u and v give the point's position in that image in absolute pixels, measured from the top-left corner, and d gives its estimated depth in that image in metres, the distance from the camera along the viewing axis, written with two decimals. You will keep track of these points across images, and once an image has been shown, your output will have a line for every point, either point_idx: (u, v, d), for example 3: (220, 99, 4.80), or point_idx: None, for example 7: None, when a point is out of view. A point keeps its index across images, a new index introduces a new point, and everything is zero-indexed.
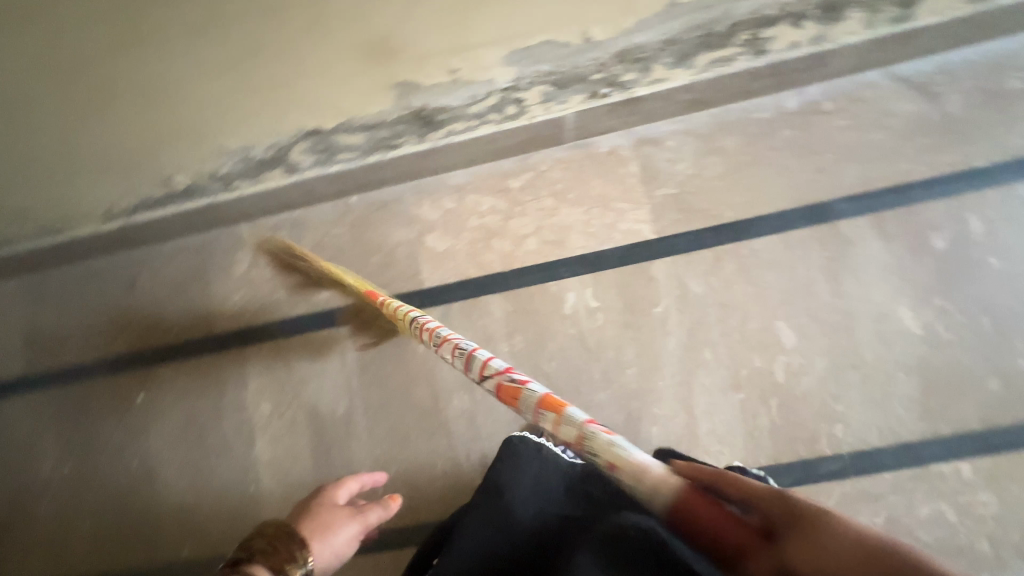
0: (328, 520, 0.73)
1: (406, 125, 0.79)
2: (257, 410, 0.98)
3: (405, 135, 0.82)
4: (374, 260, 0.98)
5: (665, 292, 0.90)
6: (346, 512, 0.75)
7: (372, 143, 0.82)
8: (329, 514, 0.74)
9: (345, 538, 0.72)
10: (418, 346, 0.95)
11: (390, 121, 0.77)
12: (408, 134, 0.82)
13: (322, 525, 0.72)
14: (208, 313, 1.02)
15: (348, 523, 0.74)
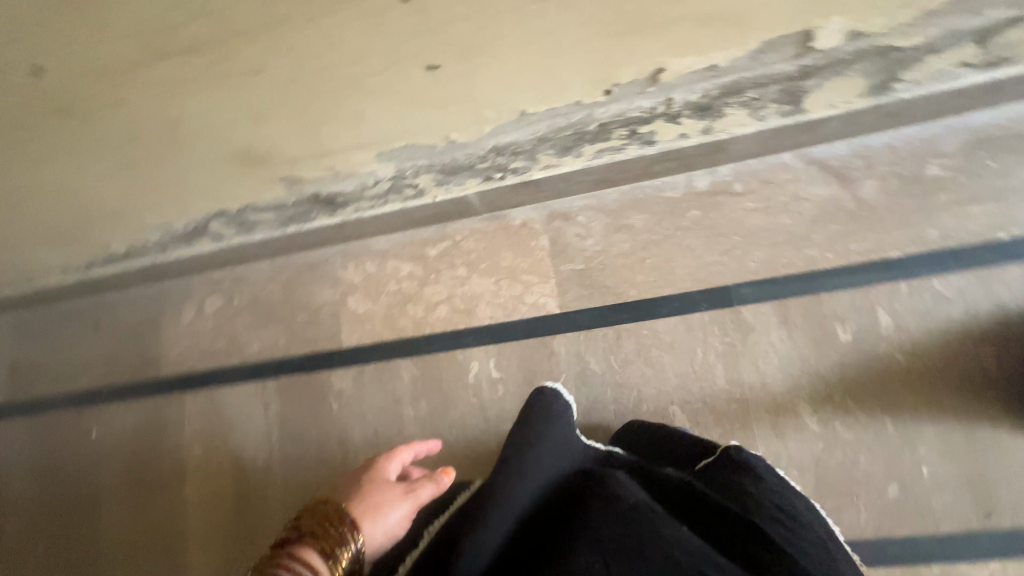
0: (379, 494, 0.69)
1: (311, 205, 0.85)
2: (189, 453, 1.05)
3: (313, 212, 0.88)
4: (302, 317, 1.05)
5: (565, 367, 0.91)
6: (395, 487, 0.71)
7: (286, 218, 0.89)
8: (377, 492, 0.70)
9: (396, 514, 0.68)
10: (333, 403, 0.99)
11: (292, 203, 0.83)
12: (317, 211, 0.88)
13: (369, 503, 0.68)
14: (158, 357, 1.11)
15: (397, 494, 0.70)
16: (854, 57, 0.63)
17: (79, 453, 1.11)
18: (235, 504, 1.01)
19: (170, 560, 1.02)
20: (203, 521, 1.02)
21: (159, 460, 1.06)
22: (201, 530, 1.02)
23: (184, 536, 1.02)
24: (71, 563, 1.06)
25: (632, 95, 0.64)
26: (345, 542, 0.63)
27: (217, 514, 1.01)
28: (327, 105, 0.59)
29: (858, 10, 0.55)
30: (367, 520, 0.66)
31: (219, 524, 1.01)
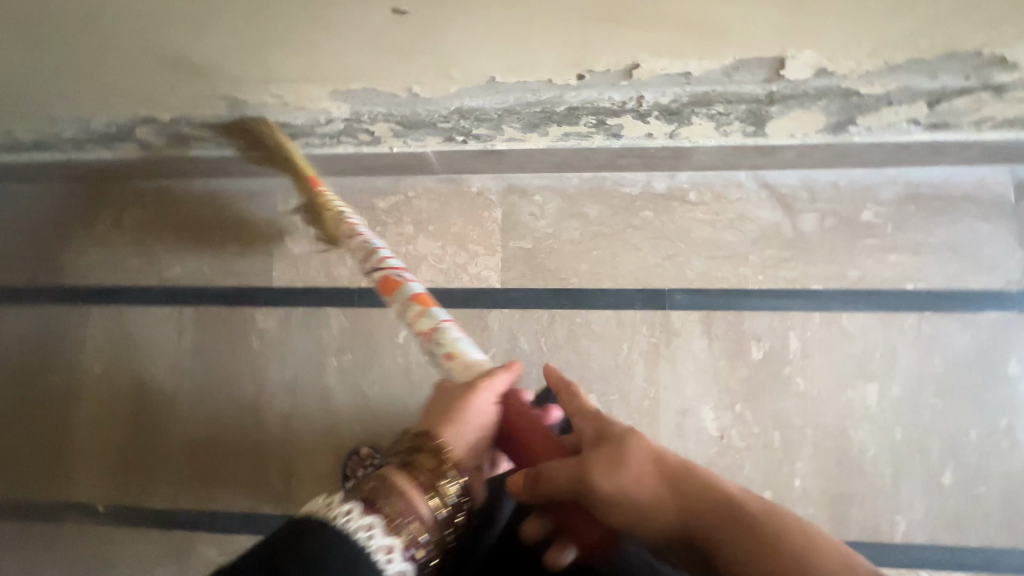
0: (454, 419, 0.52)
1: (254, 131, 0.79)
2: (87, 369, 0.98)
3: (256, 138, 0.81)
4: (232, 247, 0.99)
5: (496, 341, 0.92)
6: (462, 400, 0.53)
7: (225, 139, 0.82)
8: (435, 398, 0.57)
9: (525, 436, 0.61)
10: (253, 341, 0.96)
11: (233, 125, 0.76)
12: (260, 138, 0.82)
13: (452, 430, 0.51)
14: (62, 263, 1.01)
15: (479, 410, 0.53)
16: (819, 93, 0.65)
17: None
18: (133, 428, 0.96)
19: (54, 476, 0.97)
20: (96, 440, 0.97)
21: (52, 372, 0.99)
22: (93, 449, 0.97)
23: (74, 453, 0.97)
24: None
25: (603, 86, 0.63)
26: (425, 470, 0.48)
27: (113, 435, 0.97)
28: (276, 25, 0.55)
29: (829, 47, 0.56)
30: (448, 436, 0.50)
31: (114, 446, 0.96)
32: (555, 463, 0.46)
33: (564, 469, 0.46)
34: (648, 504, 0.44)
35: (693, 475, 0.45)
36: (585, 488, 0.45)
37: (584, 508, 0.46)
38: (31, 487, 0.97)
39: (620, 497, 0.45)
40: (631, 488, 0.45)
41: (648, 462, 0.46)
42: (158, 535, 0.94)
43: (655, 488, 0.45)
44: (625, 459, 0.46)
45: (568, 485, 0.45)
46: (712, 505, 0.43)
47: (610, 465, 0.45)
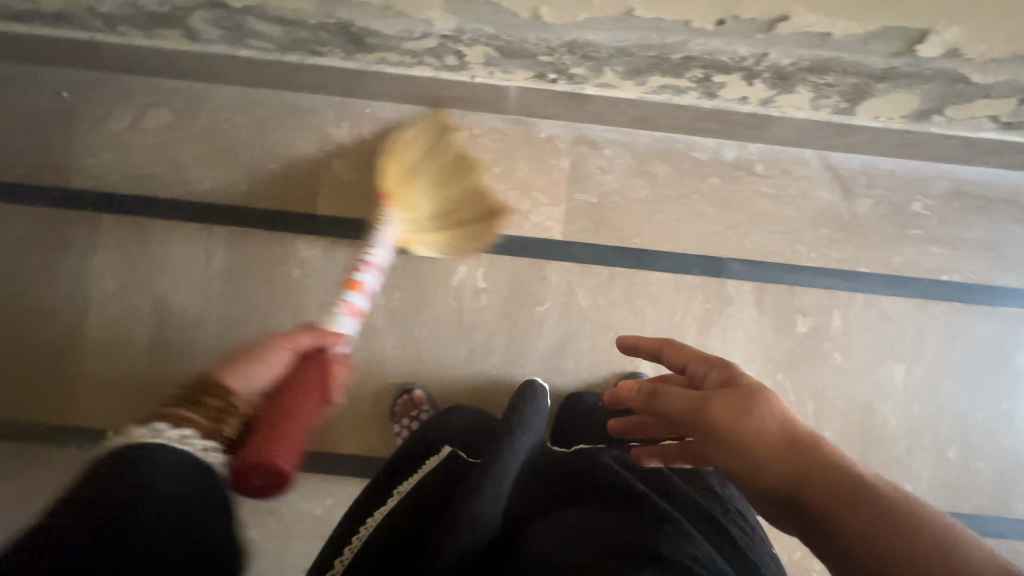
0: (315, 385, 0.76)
1: (331, 36, 0.72)
2: (99, 284, 0.89)
3: (329, 46, 0.74)
4: (272, 167, 0.90)
5: (552, 294, 0.91)
6: None
7: (291, 42, 0.74)
8: (236, 479, 0.73)
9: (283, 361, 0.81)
10: (293, 271, 0.90)
11: (310, 24, 0.69)
12: (333, 46, 0.74)
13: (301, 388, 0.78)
14: (67, 162, 0.89)
15: None
16: (932, 77, 0.66)
17: None
18: (152, 352, 0.89)
19: (59, 396, 0.89)
20: (108, 361, 0.89)
21: (56, 286, 0.89)
22: (103, 371, 0.89)
23: (82, 374, 0.89)
24: None
25: (738, 36, 0.61)
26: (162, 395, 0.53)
27: (128, 357, 0.89)
28: None
29: (976, 28, 0.56)
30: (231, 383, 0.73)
31: (128, 369, 0.89)
32: (673, 388, 0.50)
33: (678, 394, 0.49)
34: (762, 454, 0.44)
35: (815, 449, 0.43)
36: (705, 418, 0.47)
37: (698, 439, 0.47)
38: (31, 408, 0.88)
39: (738, 439, 0.45)
40: (755, 434, 0.45)
41: (775, 429, 0.45)
42: None
43: (775, 442, 0.44)
44: (751, 408, 0.46)
45: (686, 414, 0.48)
46: (820, 470, 0.42)
47: (737, 410, 0.46)
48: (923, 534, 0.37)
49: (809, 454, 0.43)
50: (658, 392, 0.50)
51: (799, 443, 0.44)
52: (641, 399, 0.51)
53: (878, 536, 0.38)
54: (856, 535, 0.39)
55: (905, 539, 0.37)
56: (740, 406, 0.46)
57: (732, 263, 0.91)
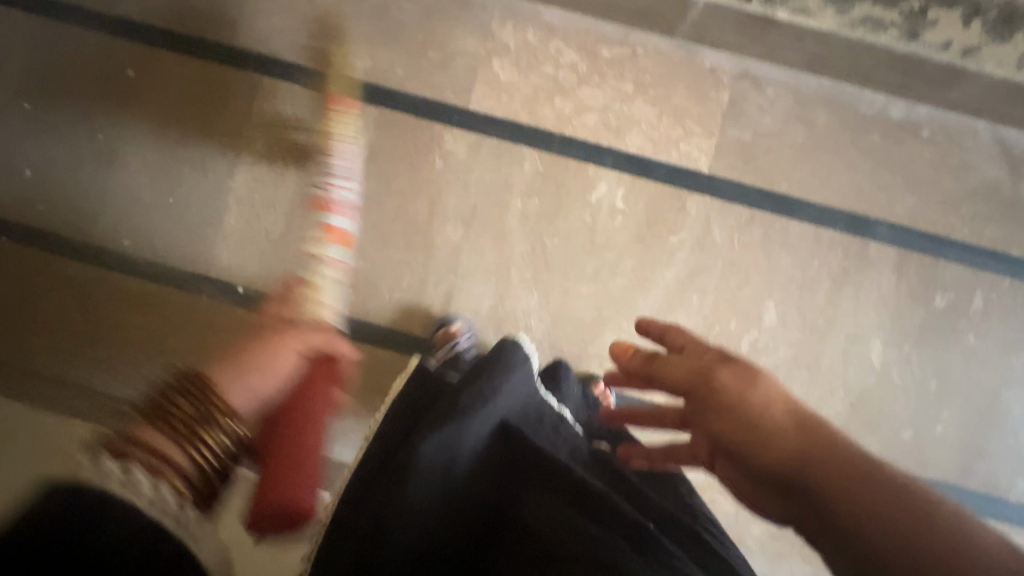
0: (243, 368, 0.68)
1: None
2: (249, 145, 0.91)
3: None
4: (430, 56, 0.90)
5: (690, 225, 0.89)
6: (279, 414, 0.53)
7: None
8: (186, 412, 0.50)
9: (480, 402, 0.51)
10: (437, 161, 0.90)
11: None
12: None
13: (230, 373, 0.67)
14: (236, 21, 0.91)
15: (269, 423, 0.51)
16: None
17: (106, 88, 0.92)
18: (288, 218, 0.90)
19: (194, 245, 0.91)
20: (245, 221, 0.91)
21: (208, 140, 0.91)
22: (239, 230, 0.91)
23: (219, 229, 0.91)
24: (69, 206, 0.92)
25: None
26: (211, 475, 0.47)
27: (266, 220, 0.91)
28: None
29: None
30: (233, 388, 0.65)
31: (263, 231, 0.91)
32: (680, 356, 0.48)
33: (685, 364, 0.48)
34: (766, 430, 0.44)
35: (824, 429, 0.43)
36: (706, 383, 0.46)
37: (698, 406, 0.47)
38: (168, 252, 0.91)
39: (737, 407, 0.45)
40: (762, 411, 0.44)
41: (782, 414, 0.44)
42: None
43: (781, 421, 0.43)
44: (756, 381, 0.46)
45: (692, 382, 0.47)
46: (813, 456, 0.41)
47: (744, 381, 0.46)
48: (924, 500, 0.38)
49: (819, 434, 0.42)
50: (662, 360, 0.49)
51: (807, 439, 0.42)
52: (640, 363, 0.50)
53: (889, 510, 0.37)
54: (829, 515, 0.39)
55: (928, 525, 0.36)
56: (742, 383, 0.45)
57: (878, 225, 0.89)
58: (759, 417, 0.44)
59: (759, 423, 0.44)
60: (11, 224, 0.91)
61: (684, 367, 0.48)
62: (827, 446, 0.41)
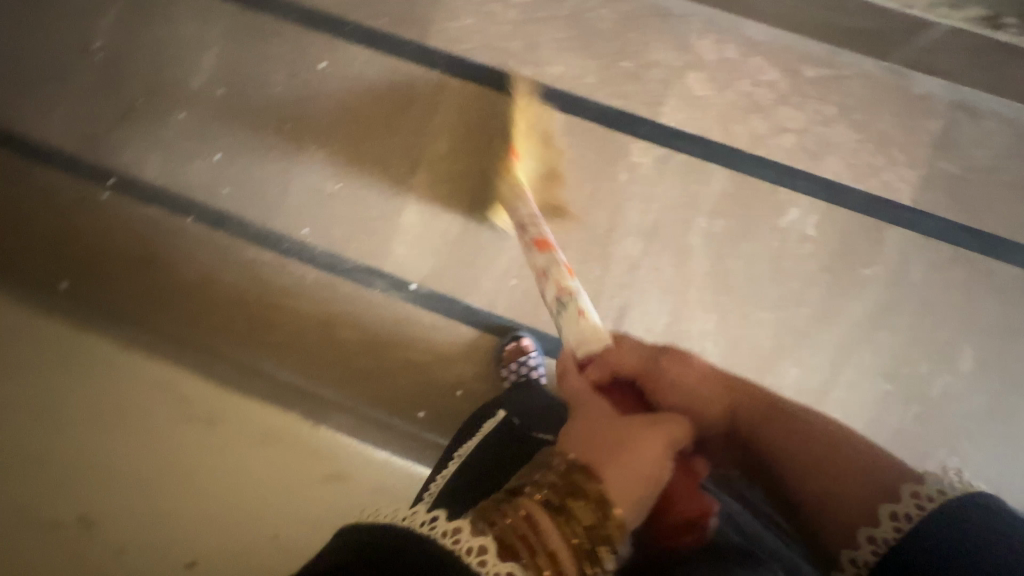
0: (615, 443, 0.46)
1: None
2: (433, 144, 0.91)
3: None
4: (623, 66, 0.88)
5: (885, 259, 0.85)
6: (635, 435, 0.46)
7: None
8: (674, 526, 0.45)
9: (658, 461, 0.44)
10: (622, 174, 0.88)
11: None
12: None
13: (580, 438, 0.48)
14: (429, 19, 0.91)
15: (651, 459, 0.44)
16: None
17: (297, 79, 0.94)
18: (466, 220, 0.91)
19: (372, 240, 0.92)
20: (423, 220, 0.91)
21: (393, 136, 0.92)
22: (417, 229, 0.91)
23: (397, 226, 0.92)
24: (253, 193, 0.95)
25: None
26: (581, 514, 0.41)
27: (444, 220, 0.91)
28: None
29: None
30: (626, 497, 0.42)
31: (440, 232, 0.91)
32: (627, 351, 0.57)
33: (632, 354, 0.56)
34: (709, 398, 0.55)
35: (756, 394, 0.56)
36: (654, 364, 0.55)
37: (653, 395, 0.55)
38: (345, 244, 0.93)
39: (688, 392, 0.55)
40: (694, 385, 0.55)
41: (705, 379, 0.56)
42: (465, 333, 0.90)
43: (716, 396, 0.56)
44: (687, 361, 0.56)
45: (640, 369, 0.55)
46: (755, 403, 0.55)
47: (680, 363, 0.56)
48: (817, 424, 0.53)
49: (734, 387, 0.56)
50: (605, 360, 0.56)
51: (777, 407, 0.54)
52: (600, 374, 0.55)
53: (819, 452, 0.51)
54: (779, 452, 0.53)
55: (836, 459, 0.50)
56: (686, 374, 0.55)
57: None
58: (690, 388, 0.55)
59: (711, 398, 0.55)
60: (199, 206, 0.95)
61: (631, 355, 0.57)
62: (757, 405, 0.55)
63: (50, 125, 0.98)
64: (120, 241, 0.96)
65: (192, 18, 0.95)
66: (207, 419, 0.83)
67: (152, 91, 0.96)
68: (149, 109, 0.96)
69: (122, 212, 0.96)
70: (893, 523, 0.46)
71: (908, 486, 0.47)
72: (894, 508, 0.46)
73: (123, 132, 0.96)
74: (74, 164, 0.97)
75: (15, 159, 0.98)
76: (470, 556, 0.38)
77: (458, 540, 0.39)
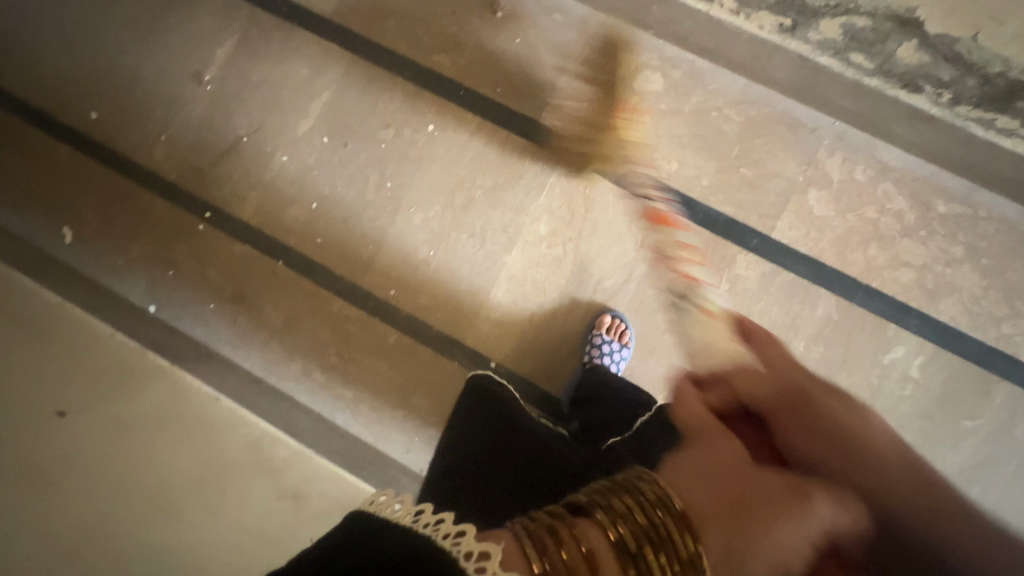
0: (732, 496, 0.37)
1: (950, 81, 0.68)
2: (533, 223, 0.90)
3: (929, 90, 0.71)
4: (742, 171, 0.85)
5: (989, 413, 0.81)
6: (773, 504, 0.37)
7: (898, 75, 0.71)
8: None
9: (794, 547, 0.35)
10: (723, 285, 0.85)
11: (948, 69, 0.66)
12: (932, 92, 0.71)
13: (693, 476, 0.39)
14: (546, 95, 0.89)
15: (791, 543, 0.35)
16: None
17: (402, 138, 0.93)
18: (556, 306, 0.89)
19: (458, 310, 0.92)
20: (511, 298, 0.90)
21: (493, 210, 0.91)
22: (503, 306, 0.91)
23: (483, 300, 0.91)
24: (344, 245, 0.95)
25: None
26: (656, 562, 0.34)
27: (532, 303, 0.90)
28: None
29: None
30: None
31: (528, 313, 0.90)
32: (747, 373, 0.48)
33: (751, 373, 0.47)
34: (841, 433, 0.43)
35: (798, 382, 0.45)
36: (783, 377, 0.46)
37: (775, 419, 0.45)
38: (428, 309, 0.93)
39: (775, 378, 0.46)
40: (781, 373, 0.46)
41: (785, 377, 0.46)
42: None
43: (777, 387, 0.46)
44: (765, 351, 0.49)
45: (762, 391, 0.46)
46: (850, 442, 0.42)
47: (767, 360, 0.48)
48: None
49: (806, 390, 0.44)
50: (725, 379, 0.49)
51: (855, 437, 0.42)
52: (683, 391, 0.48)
53: None
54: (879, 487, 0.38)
55: None
56: (779, 376, 0.46)
57: None
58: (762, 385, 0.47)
59: (763, 397, 0.46)
60: (290, 249, 0.96)
61: (763, 385, 0.47)
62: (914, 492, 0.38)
63: (155, 149, 1.00)
64: (212, 273, 0.98)
65: (306, 62, 0.95)
66: (113, 420, 0.70)
67: (258, 129, 0.96)
68: (253, 147, 0.97)
69: (215, 244, 0.98)
70: None
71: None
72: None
73: (226, 167, 0.98)
74: (175, 192, 0.99)
75: (120, 178, 1.00)
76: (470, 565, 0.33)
77: (464, 550, 0.34)
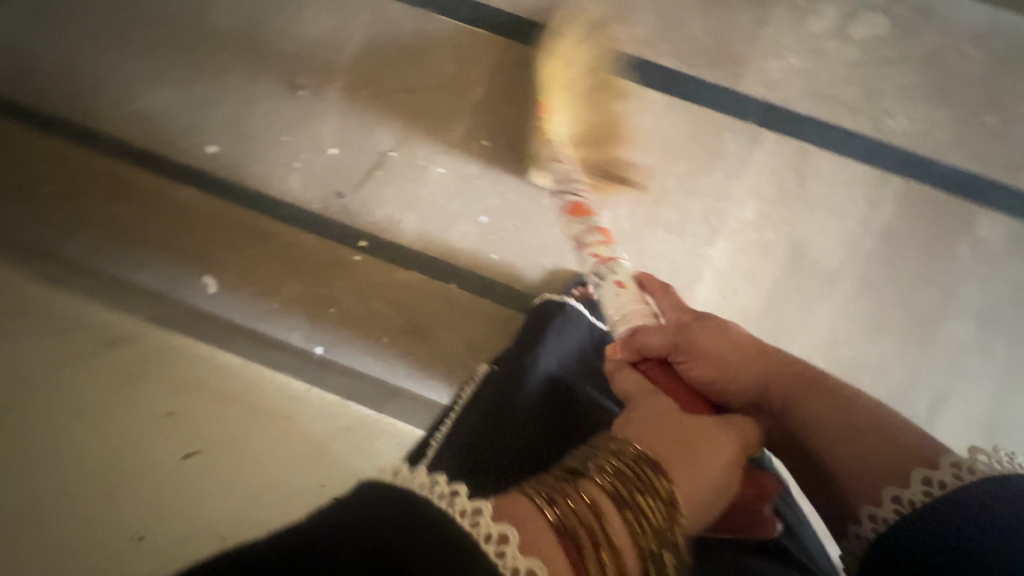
0: (682, 442, 0.47)
1: None
2: (739, 209, 0.80)
3: None
4: (983, 119, 0.75)
5: None
6: (709, 433, 0.49)
7: None
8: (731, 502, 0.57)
9: (721, 463, 0.47)
10: (963, 249, 0.78)
11: None
12: None
13: (651, 428, 0.48)
14: (746, 58, 0.77)
15: (722, 470, 0.47)
16: None
17: (577, 130, 0.82)
18: (774, 295, 0.81)
19: None
20: (723, 294, 0.81)
21: (691, 199, 0.81)
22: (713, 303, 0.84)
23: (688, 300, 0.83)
24: (524, 258, 0.87)
25: None
26: (652, 487, 0.43)
27: (748, 293, 0.81)
28: None
29: None
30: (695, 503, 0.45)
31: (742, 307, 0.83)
32: (654, 330, 0.57)
33: (657, 334, 0.57)
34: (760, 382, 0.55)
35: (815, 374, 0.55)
36: (685, 335, 0.56)
37: (685, 351, 0.56)
38: None
39: (722, 345, 0.56)
40: (722, 350, 0.56)
41: (744, 342, 0.56)
42: None
43: (760, 376, 0.55)
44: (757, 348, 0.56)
45: (681, 340, 0.56)
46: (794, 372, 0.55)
47: (717, 332, 0.56)
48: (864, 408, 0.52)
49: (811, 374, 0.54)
50: (705, 354, 0.56)
51: (808, 380, 0.54)
52: (625, 343, 0.59)
53: (881, 457, 0.50)
54: (816, 426, 0.53)
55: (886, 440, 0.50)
56: (724, 329, 0.57)
57: None
58: (722, 335, 0.56)
59: (677, 342, 0.56)
60: (463, 270, 0.89)
61: (660, 335, 0.57)
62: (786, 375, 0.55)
63: (293, 177, 0.90)
64: (376, 304, 0.92)
65: (452, 54, 0.83)
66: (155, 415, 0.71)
67: (408, 142, 0.86)
68: (407, 162, 0.87)
69: (376, 274, 0.91)
70: (926, 488, 0.47)
71: (920, 472, 0.47)
72: (928, 473, 0.47)
73: (372, 189, 0.89)
74: (320, 224, 0.91)
75: (260, 217, 0.92)
76: (487, 543, 0.35)
77: (478, 526, 0.36)
